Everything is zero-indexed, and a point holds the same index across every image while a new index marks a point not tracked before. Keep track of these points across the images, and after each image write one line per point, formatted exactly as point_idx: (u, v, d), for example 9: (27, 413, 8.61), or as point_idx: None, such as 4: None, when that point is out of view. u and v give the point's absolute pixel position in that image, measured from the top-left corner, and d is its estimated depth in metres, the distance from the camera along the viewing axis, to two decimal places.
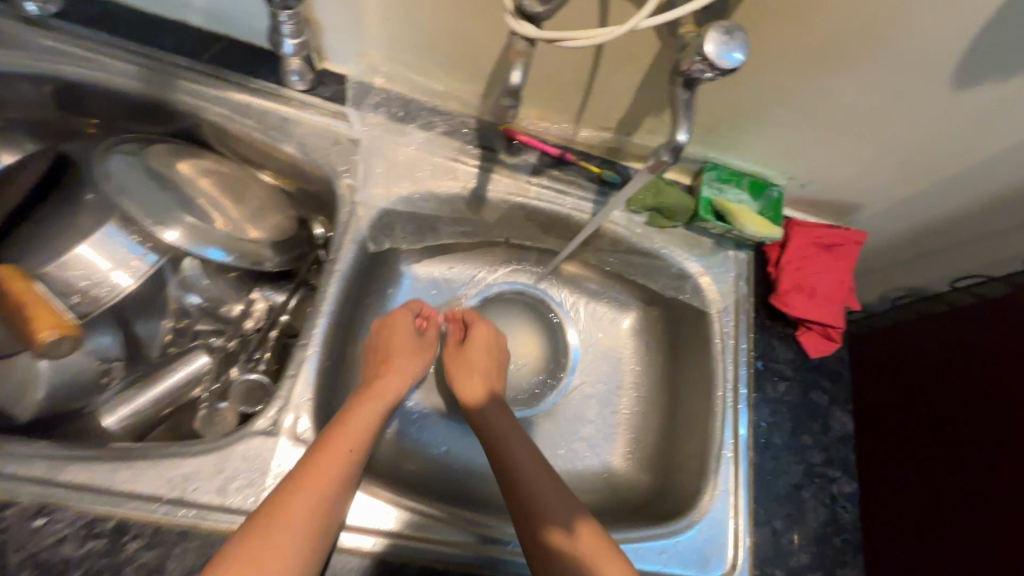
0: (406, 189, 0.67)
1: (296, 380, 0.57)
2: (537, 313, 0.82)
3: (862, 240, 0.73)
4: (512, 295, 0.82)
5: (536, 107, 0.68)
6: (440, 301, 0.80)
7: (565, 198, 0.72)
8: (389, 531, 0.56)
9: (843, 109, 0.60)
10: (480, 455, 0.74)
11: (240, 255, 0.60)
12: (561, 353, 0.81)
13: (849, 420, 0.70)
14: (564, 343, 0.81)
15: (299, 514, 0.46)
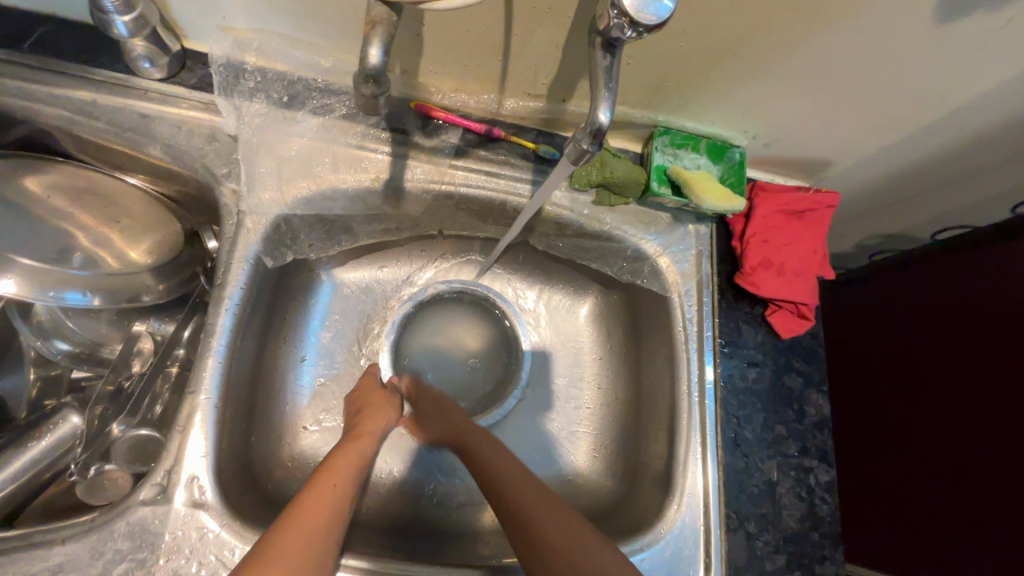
0: (304, 189, 0.57)
1: (187, 434, 0.49)
2: (483, 311, 0.73)
3: (836, 202, 0.64)
4: (452, 296, 0.72)
5: (449, 77, 0.57)
6: (372, 307, 0.71)
7: (497, 181, 0.61)
8: None
9: (809, 56, 0.50)
10: (431, 475, 0.68)
11: (106, 295, 0.54)
12: (512, 355, 0.72)
13: (825, 402, 0.64)
14: (515, 344, 0.72)
15: (295, 561, 0.40)
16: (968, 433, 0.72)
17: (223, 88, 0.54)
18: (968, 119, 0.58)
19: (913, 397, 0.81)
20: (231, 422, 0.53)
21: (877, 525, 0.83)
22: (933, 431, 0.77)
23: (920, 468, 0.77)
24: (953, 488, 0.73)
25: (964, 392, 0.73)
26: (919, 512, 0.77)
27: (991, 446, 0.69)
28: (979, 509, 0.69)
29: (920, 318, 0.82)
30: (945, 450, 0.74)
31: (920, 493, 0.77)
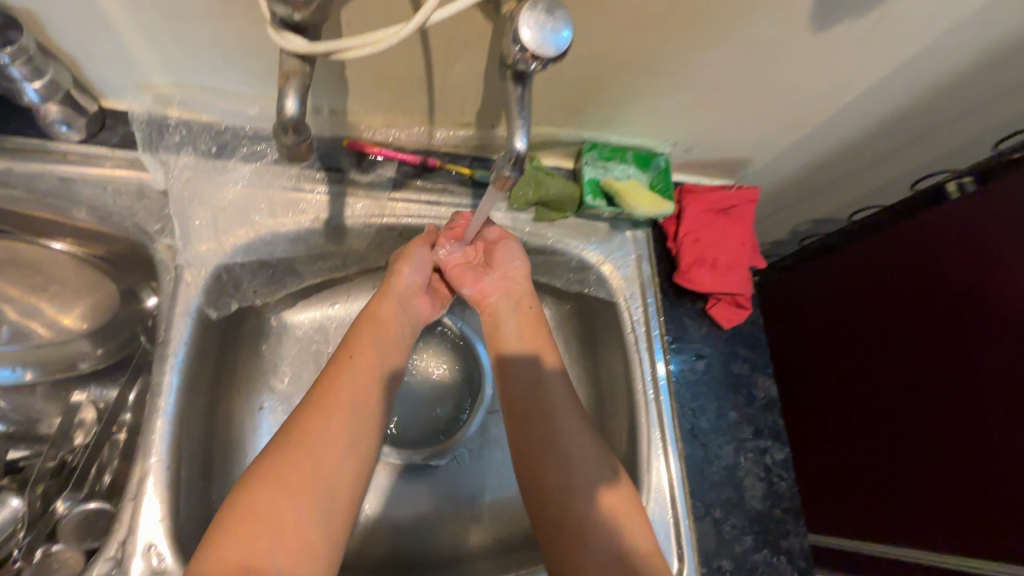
0: (242, 237, 0.56)
1: (139, 501, 0.47)
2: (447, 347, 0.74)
3: (757, 197, 0.69)
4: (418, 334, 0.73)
5: (379, 113, 0.58)
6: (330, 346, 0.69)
7: (435, 211, 0.63)
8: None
9: (709, 68, 0.54)
10: (405, 508, 0.67)
11: (38, 366, 0.54)
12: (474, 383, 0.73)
13: (772, 384, 0.68)
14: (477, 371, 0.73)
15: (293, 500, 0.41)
16: (919, 366, 0.77)
17: (147, 144, 0.53)
18: (859, 111, 0.64)
19: (857, 371, 0.86)
20: (188, 480, 0.51)
21: (845, 492, 0.88)
22: (882, 400, 0.82)
23: (879, 436, 0.82)
24: (908, 451, 0.78)
25: (902, 361, 0.79)
26: (890, 461, 0.80)
27: (939, 406, 0.74)
28: (936, 465, 0.74)
29: (851, 295, 0.88)
30: (896, 416, 0.80)
31: (882, 460, 0.82)
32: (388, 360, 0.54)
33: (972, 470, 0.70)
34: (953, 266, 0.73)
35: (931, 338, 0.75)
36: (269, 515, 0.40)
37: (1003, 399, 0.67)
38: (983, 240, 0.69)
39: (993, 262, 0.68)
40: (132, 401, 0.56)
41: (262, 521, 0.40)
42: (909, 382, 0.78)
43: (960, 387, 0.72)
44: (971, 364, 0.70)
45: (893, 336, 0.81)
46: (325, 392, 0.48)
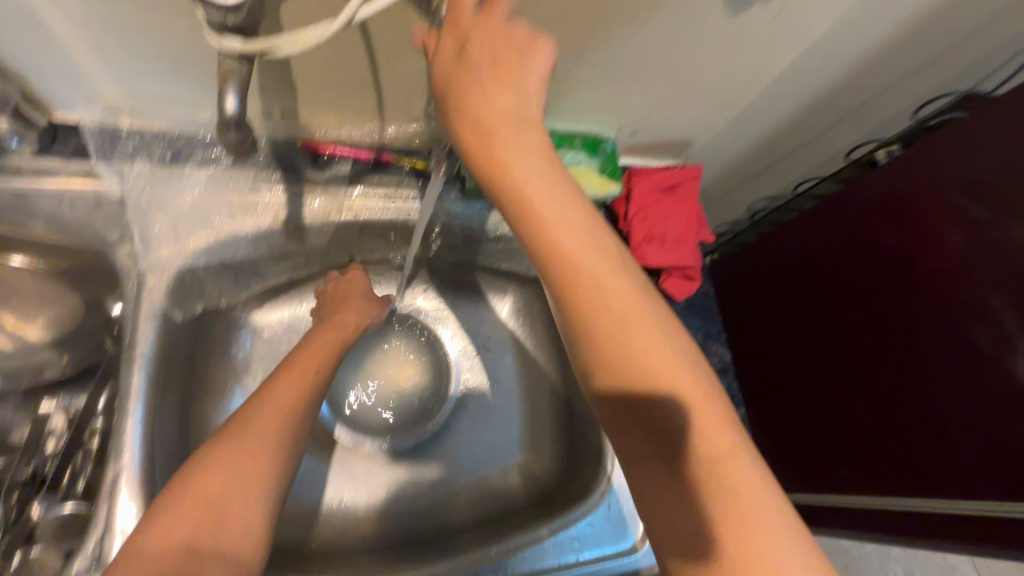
0: (202, 240, 0.58)
1: (113, 501, 0.48)
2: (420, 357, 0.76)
3: (699, 174, 0.73)
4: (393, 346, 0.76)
5: (330, 113, 0.61)
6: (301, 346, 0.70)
7: (392, 205, 0.65)
8: None
9: (639, 54, 0.58)
10: (381, 496, 0.70)
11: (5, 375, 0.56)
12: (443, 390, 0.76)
13: (724, 351, 0.72)
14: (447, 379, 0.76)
15: (224, 485, 0.43)
16: (867, 321, 0.81)
17: (99, 150, 0.55)
18: (787, 88, 0.68)
19: (811, 339, 0.90)
20: (163, 478, 0.53)
21: (804, 454, 0.92)
22: (835, 365, 0.86)
23: (832, 401, 0.87)
24: (860, 410, 0.83)
25: (850, 326, 0.84)
26: (848, 415, 0.84)
27: (891, 355, 0.78)
28: (885, 420, 0.79)
29: (803, 265, 0.92)
30: (847, 378, 0.84)
31: (836, 421, 0.86)
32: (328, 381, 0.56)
33: (916, 421, 0.75)
34: (892, 233, 0.78)
35: (876, 292, 0.80)
36: (218, 495, 0.43)
37: (942, 353, 0.72)
38: (916, 207, 0.75)
39: (922, 228, 0.74)
40: (102, 408, 0.58)
41: (211, 500, 0.42)
42: (858, 345, 0.83)
43: (903, 346, 0.77)
44: (914, 323, 0.75)
45: (840, 304, 0.86)
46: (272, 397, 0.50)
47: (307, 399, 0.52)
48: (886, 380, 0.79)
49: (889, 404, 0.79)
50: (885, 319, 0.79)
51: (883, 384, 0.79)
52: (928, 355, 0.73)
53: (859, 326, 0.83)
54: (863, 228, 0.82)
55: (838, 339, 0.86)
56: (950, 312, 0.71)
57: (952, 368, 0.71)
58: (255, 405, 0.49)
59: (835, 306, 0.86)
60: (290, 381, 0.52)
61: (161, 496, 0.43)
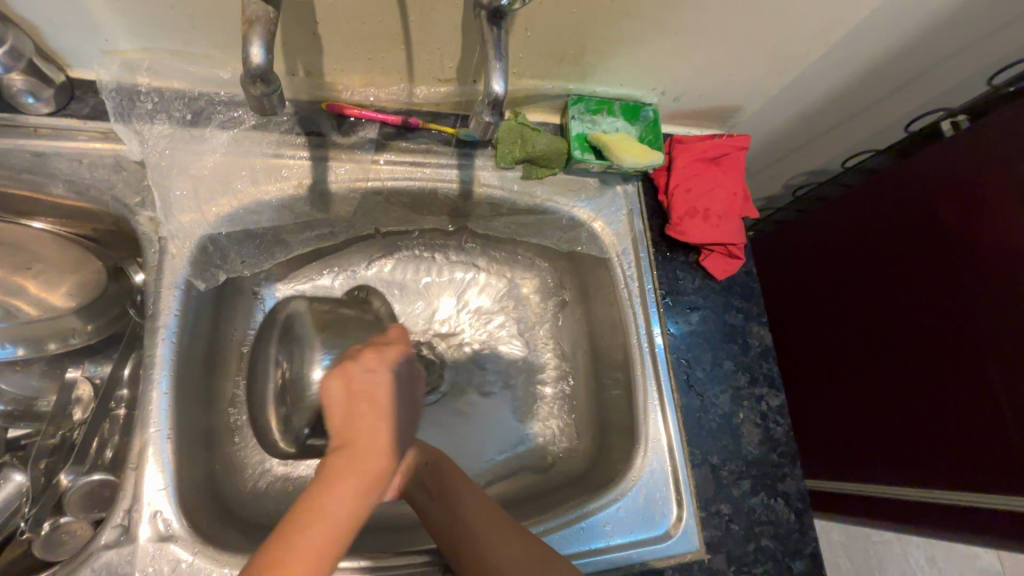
0: (225, 206, 0.55)
1: (140, 471, 0.47)
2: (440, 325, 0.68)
3: (747, 144, 0.68)
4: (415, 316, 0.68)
5: (356, 72, 0.57)
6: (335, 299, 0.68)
7: (421, 172, 0.62)
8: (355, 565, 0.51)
9: (694, 8, 0.53)
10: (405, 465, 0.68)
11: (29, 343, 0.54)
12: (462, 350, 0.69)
13: (766, 332, 0.68)
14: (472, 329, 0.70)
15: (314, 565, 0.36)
16: (911, 306, 0.77)
17: (118, 113, 0.52)
18: (854, 48, 0.62)
19: (854, 324, 0.86)
20: (188, 451, 0.52)
21: (843, 441, 0.88)
22: (879, 351, 0.82)
23: (873, 387, 0.83)
24: (905, 398, 0.78)
25: (895, 310, 0.79)
26: (888, 403, 0.81)
27: (936, 342, 0.74)
28: (931, 409, 0.75)
29: (849, 245, 0.87)
30: (889, 365, 0.80)
31: (880, 409, 0.82)
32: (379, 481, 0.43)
33: (966, 409, 0.70)
34: (946, 210, 0.73)
35: (921, 275, 0.75)
36: None
37: (995, 335, 0.67)
38: (975, 180, 0.69)
39: (982, 207, 0.68)
40: (127, 376, 0.56)
41: None
42: (904, 331, 0.78)
43: (952, 330, 0.72)
44: (965, 305, 0.70)
45: (882, 287, 0.81)
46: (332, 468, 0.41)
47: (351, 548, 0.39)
48: (930, 368, 0.75)
49: (930, 393, 0.75)
50: (932, 304, 0.74)
51: (927, 372, 0.75)
52: (977, 344, 0.69)
53: (902, 309, 0.78)
54: (915, 205, 0.77)
55: (880, 322, 0.82)
56: (1003, 292, 0.66)
57: (1004, 352, 0.66)
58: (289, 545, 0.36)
59: (880, 290, 0.82)
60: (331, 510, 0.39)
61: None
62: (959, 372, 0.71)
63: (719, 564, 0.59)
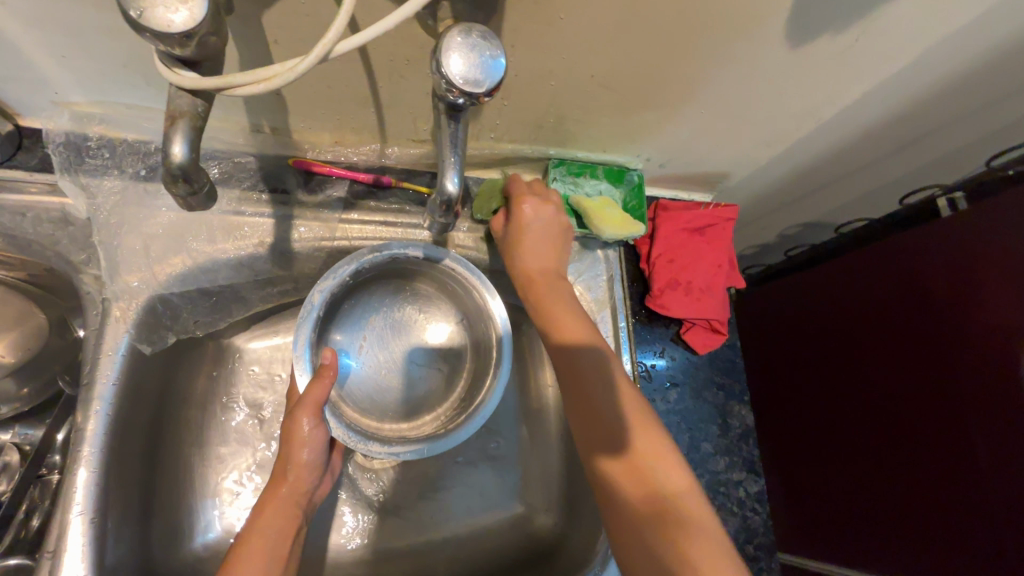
0: (178, 266, 0.52)
1: (59, 558, 0.44)
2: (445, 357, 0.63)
3: (734, 215, 0.65)
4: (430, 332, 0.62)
5: (325, 131, 0.54)
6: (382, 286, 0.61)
7: (393, 233, 0.59)
8: None
9: (680, 84, 0.51)
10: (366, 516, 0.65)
11: None
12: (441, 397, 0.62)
13: (748, 412, 0.65)
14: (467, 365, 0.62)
15: None
16: (898, 386, 0.74)
17: (65, 166, 0.49)
18: (844, 124, 0.60)
19: (838, 397, 0.82)
20: (118, 532, 0.48)
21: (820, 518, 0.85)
22: (863, 424, 0.78)
23: (853, 467, 0.79)
24: (884, 476, 0.75)
25: (879, 388, 0.76)
26: (872, 485, 0.77)
27: (922, 428, 0.70)
28: (912, 496, 0.71)
29: (836, 312, 0.84)
30: (872, 445, 0.77)
31: (858, 489, 0.79)
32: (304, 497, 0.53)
33: (947, 502, 0.67)
34: (937, 285, 0.70)
35: (910, 356, 0.72)
36: None
37: (984, 423, 0.64)
38: (966, 264, 0.67)
39: (973, 292, 0.66)
40: (62, 441, 0.53)
41: None
42: (890, 407, 0.75)
43: (938, 418, 0.69)
44: (954, 394, 0.67)
45: (870, 362, 0.78)
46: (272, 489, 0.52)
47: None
48: (916, 456, 0.71)
49: (914, 480, 0.71)
50: (920, 388, 0.71)
51: (912, 459, 0.71)
52: (966, 436, 0.66)
53: (889, 388, 0.75)
54: (906, 282, 0.74)
55: (867, 399, 0.78)
56: (993, 379, 0.63)
57: (993, 442, 0.63)
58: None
59: (867, 361, 0.78)
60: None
61: None
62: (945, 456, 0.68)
63: None
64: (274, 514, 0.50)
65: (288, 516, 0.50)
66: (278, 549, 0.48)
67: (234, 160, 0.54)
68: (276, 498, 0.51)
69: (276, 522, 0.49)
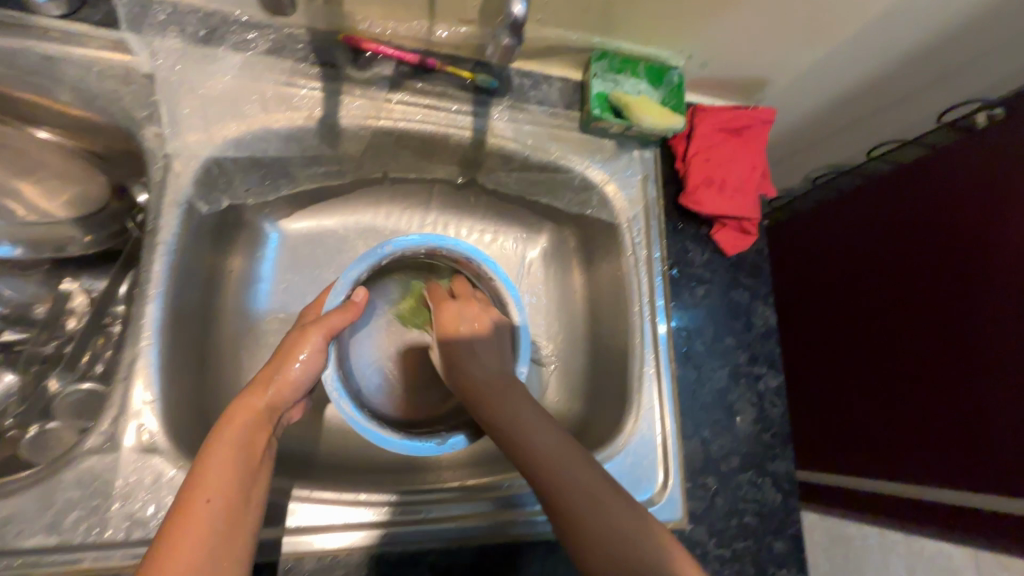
0: (233, 130, 0.54)
1: (130, 382, 0.47)
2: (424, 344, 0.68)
3: (772, 118, 0.66)
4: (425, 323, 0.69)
5: (376, 4, 0.55)
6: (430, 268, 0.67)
7: (435, 117, 0.61)
8: (368, 523, 0.50)
9: None
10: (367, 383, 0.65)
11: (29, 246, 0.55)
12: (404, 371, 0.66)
13: (771, 313, 0.67)
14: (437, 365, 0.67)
15: (207, 547, 0.35)
16: (908, 304, 0.73)
17: (130, 24, 0.51)
18: (895, 25, 0.60)
19: (843, 322, 0.83)
20: (178, 373, 0.51)
21: (820, 442, 0.85)
22: (868, 346, 0.78)
23: (855, 389, 0.80)
24: (901, 388, 0.73)
25: (888, 307, 0.76)
26: (873, 405, 0.77)
27: (932, 341, 0.70)
28: (915, 411, 0.71)
29: (852, 237, 0.83)
30: (876, 368, 0.77)
31: (858, 412, 0.79)
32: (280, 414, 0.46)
33: (950, 413, 0.67)
34: (959, 188, 0.70)
35: (925, 271, 0.72)
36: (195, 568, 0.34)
37: (996, 309, 0.63)
38: (993, 172, 0.66)
39: (997, 199, 0.65)
40: (123, 294, 0.57)
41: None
42: (899, 324, 0.74)
43: (949, 329, 0.68)
44: (968, 303, 0.67)
45: (882, 283, 0.78)
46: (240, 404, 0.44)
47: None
48: (924, 370, 0.71)
49: (918, 395, 0.71)
50: (932, 300, 0.70)
51: (919, 375, 0.71)
52: (976, 344, 0.65)
53: (899, 306, 0.75)
54: (928, 198, 0.73)
55: (874, 320, 0.78)
56: (1005, 265, 0.63)
57: (1005, 327, 0.62)
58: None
59: (879, 278, 0.78)
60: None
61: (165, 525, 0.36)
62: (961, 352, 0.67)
63: (701, 534, 0.58)
64: (240, 429, 0.42)
65: (252, 436, 0.42)
66: (246, 464, 0.40)
67: (286, 31, 0.56)
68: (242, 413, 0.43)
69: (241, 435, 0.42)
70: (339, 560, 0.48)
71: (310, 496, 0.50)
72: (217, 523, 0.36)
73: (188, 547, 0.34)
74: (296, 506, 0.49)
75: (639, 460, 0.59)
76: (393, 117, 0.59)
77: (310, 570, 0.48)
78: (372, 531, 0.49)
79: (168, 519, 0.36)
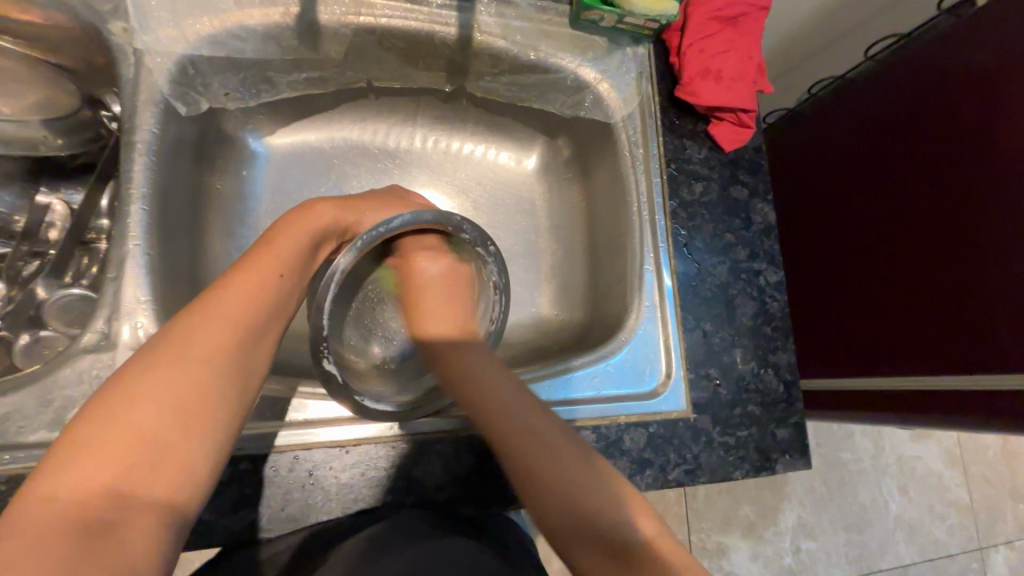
0: (207, 26, 0.51)
1: (120, 283, 0.46)
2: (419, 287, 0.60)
3: (769, 5, 0.64)
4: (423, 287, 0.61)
5: None
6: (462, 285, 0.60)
7: (419, 13, 0.58)
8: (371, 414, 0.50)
9: None
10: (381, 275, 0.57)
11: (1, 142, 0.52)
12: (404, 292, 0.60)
13: (770, 210, 0.66)
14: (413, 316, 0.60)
15: (164, 404, 0.32)
16: (908, 215, 0.73)
17: None
18: None
19: (839, 235, 0.83)
20: (169, 279, 0.50)
21: (818, 352, 0.87)
22: (869, 259, 0.79)
23: (854, 301, 0.81)
24: (895, 284, 0.75)
25: (886, 220, 0.76)
26: (873, 316, 0.78)
27: (934, 248, 0.70)
28: (915, 318, 0.72)
29: (842, 139, 0.83)
30: (875, 278, 0.78)
31: (857, 323, 0.80)
32: (298, 282, 0.44)
33: (954, 315, 0.68)
34: (952, 81, 0.69)
35: (923, 180, 0.72)
36: (138, 427, 0.31)
37: (994, 199, 0.64)
38: (987, 68, 0.65)
39: (992, 96, 0.64)
40: (106, 208, 0.55)
41: (126, 433, 0.30)
42: (899, 235, 0.75)
43: (951, 233, 0.69)
44: (970, 206, 0.67)
45: (879, 196, 0.78)
46: (253, 264, 0.42)
47: (228, 453, 0.34)
48: (925, 279, 0.71)
49: (918, 303, 0.72)
50: (931, 209, 0.71)
51: (920, 285, 0.72)
52: (981, 244, 0.66)
53: (899, 217, 0.75)
54: (919, 103, 0.73)
55: (874, 230, 0.78)
56: (1006, 161, 0.63)
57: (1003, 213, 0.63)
58: (82, 452, 0.30)
59: (871, 192, 0.79)
60: (208, 377, 0.34)
61: (124, 370, 0.33)
62: (956, 241, 0.68)
63: (705, 424, 0.58)
64: (247, 296, 0.39)
65: (265, 293, 0.40)
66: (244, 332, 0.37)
67: None
68: (249, 278, 0.40)
69: (243, 301, 0.38)
70: (347, 449, 0.48)
71: (313, 397, 0.50)
72: (187, 381, 0.33)
73: (145, 395, 0.32)
74: (304, 404, 0.49)
75: (643, 354, 0.59)
76: (373, 11, 0.56)
77: (318, 460, 0.47)
78: (373, 423, 0.49)
79: (139, 360, 0.34)
